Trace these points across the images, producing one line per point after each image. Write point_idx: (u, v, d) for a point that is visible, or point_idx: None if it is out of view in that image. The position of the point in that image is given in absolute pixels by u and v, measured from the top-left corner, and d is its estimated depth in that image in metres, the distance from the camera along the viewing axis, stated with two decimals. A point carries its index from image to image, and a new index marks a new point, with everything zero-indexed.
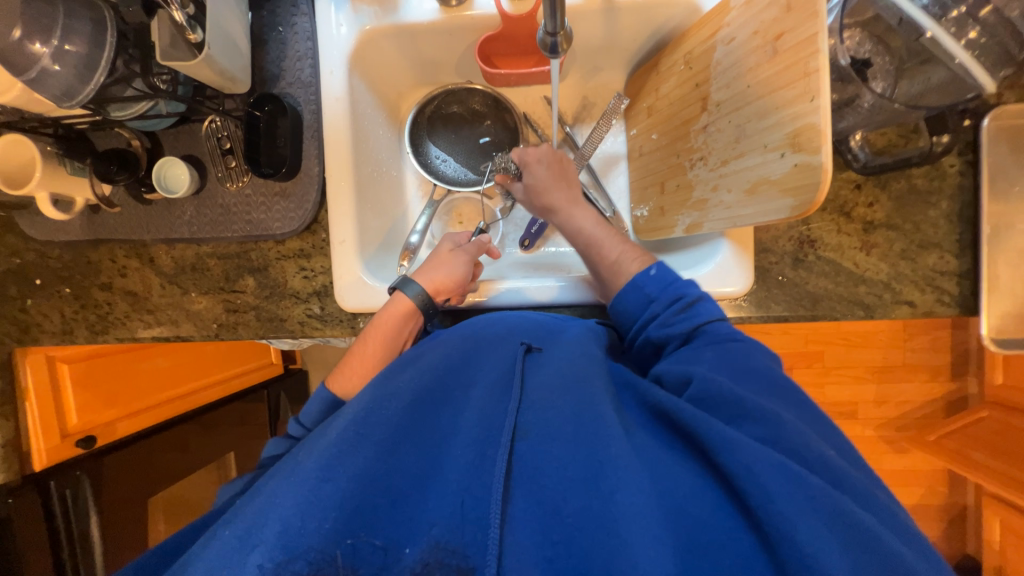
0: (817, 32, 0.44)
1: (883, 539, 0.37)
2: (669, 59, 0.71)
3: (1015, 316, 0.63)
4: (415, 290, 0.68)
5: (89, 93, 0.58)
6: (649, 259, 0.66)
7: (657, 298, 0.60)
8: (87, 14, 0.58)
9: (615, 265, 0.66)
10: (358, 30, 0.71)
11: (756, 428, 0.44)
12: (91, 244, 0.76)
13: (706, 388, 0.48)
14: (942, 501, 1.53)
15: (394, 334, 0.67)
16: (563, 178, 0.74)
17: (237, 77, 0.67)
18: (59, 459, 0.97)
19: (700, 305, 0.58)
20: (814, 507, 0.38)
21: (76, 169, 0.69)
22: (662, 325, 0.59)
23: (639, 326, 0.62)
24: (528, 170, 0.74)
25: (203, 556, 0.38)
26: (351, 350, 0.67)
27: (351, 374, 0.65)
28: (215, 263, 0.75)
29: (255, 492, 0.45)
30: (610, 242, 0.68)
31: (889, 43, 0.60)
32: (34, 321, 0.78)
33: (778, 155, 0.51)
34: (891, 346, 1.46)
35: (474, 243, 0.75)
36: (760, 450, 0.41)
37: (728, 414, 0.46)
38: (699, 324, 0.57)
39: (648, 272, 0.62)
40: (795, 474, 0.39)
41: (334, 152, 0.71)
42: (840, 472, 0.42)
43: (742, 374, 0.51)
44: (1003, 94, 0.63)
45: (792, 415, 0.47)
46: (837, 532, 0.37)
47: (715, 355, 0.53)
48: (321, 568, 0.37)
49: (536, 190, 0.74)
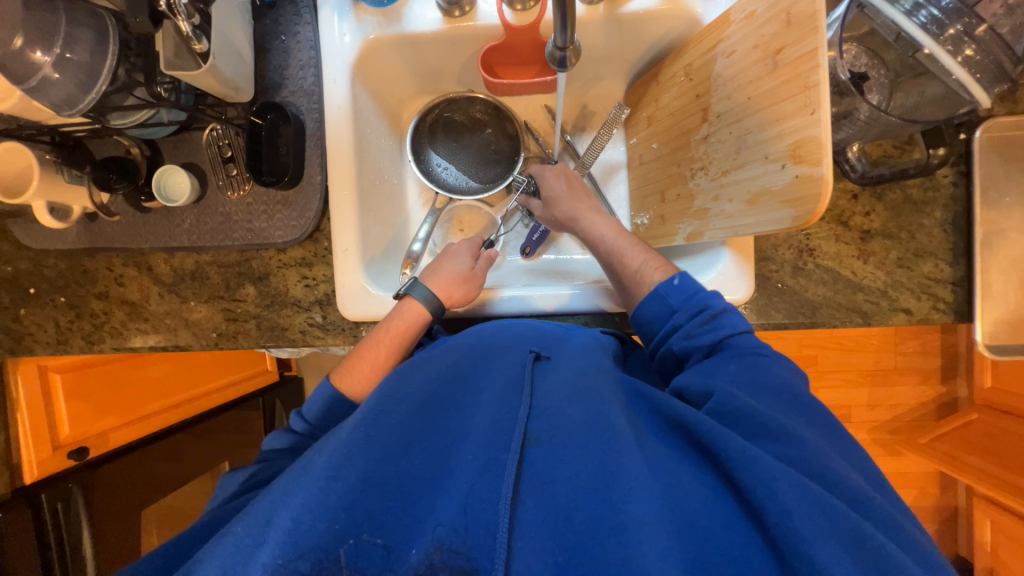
0: (817, 48, 0.46)
1: (897, 560, 0.37)
2: (669, 70, 0.72)
3: (1008, 324, 0.65)
4: (423, 293, 0.68)
5: (90, 102, 0.58)
6: (671, 268, 0.65)
7: (679, 310, 0.60)
8: (89, 22, 0.58)
9: (638, 273, 0.66)
10: (361, 39, 0.71)
11: (776, 446, 0.45)
12: (86, 252, 0.75)
13: (726, 402, 0.48)
14: (933, 502, 1.56)
15: (402, 338, 0.66)
16: (579, 190, 0.76)
17: (241, 87, 0.68)
18: (49, 470, 0.96)
19: (724, 317, 0.58)
20: (831, 529, 0.38)
21: (73, 176, 0.68)
22: (685, 337, 0.59)
23: (662, 336, 0.62)
24: (547, 185, 0.77)
25: (218, 552, 0.39)
26: (361, 354, 0.65)
27: (357, 375, 0.64)
28: (215, 271, 0.75)
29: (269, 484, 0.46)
30: (633, 250, 0.68)
31: (883, 57, 0.62)
32: (27, 331, 0.77)
33: (779, 167, 0.52)
34: (882, 350, 1.49)
35: (484, 257, 0.76)
36: (779, 467, 0.41)
37: (748, 430, 0.47)
38: (722, 337, 0.57)
39: (672, 282, 0.62)
40: (815, 496, 0.40)
41: (337, 160, 0.71)
42: (861, 495, 0.42)
43: (764, 389, 0.51)
44: (993, 107, 0.65)
45: (808, 431, 0.48)
46: (851, 553, 0.37)
47: (740, 367, 0.53)
48: (322, 568, 0.37)
49: (555, 204, 0.76)
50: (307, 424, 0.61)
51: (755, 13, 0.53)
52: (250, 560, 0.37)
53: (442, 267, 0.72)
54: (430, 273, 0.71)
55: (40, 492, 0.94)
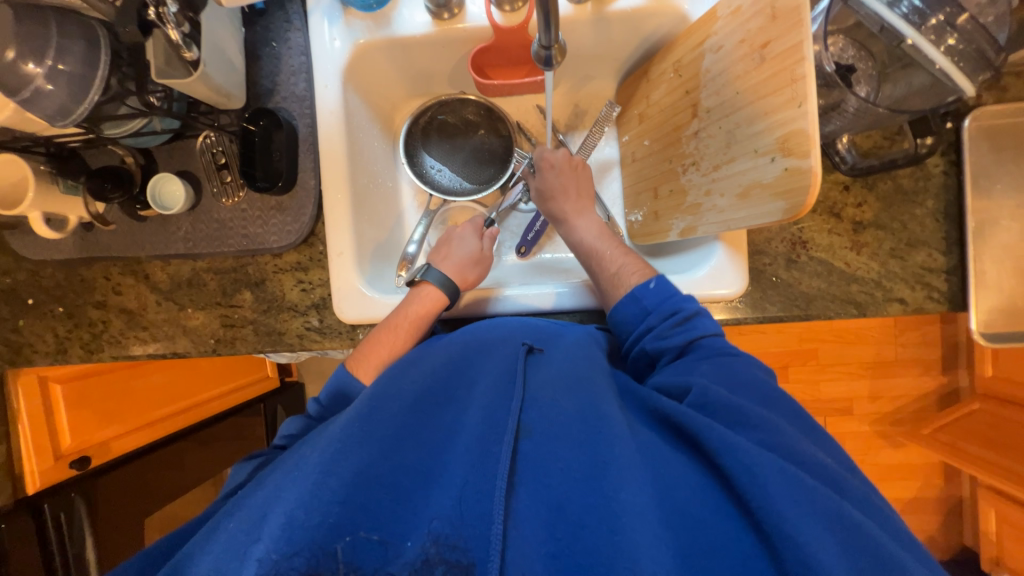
0: (802, 41, 0.46)
1: (880, 541, 0.38)
2: (659, 67, 0.73)
3: (1003, 311, 0.65)
4: (438, 276, 0.69)
5: (83, 112, 0.58)
6: (649, 271, 0.66)
7: (653, 311, 0.61)
8: (80, 33, 0.58)
9: (615, 276, 0.66)
10: (352, 44, 0.71)
11: (755, 433, 0.46)
12: (84, 262, 0.76)
13: (705, 398, 0.49)
14: (938, 493, 1.55)
15: (421, 322, 0.67)
16: (570, 184, 0.75)
17: (232, 94, 0.68)
18: (50, 481, 0.95)
19: (696, 320, 0.59)
20: (815, 511, 0.38)
21: (69, 187, 0.68)
22: (658, 337, 0.59)
23: (635, 337, 0.62)
24: (543, 175, 0.76)
25: (212, 550, 0.40)
26: (378, 339, 0.65)
27: (373, 360, 0.64)
28: (211, 278, 0.75)
29: (264, 480, 0.46)
30: (612, 254, 0.69)
31: (870, 49, 0.63)
32: (26, 342, 0.77)
33: (769, 160, 0.52)
34: (882, 342, 1.49)
35: (488, 236, 0.79)
36: (761, 453, 0.42)
37: (728, 419, 0.47)
38: (694, 337, 0.58)
39: (648, 285, 0.62)
40: (793, 477, 0.40)
41: (329, 163, 0.71)
42: (837, 476, 0.44)
43: (737, 386, 0.52)
44: (981, 96, 0.65)
45: (782, 419, 0.49)
46: (834, 533, 0.38)
47: (711, 368, 0.54)
48: (318, 564, 0.36)
49: (546, 197, 0.75)
50: (320, 406, 0.60)
51: (741, 8, 0.54)
52: (244, 558, 0.37)
53: (452, 251, 0.75)
54: (441, 257, 0.73)
55: (42, 502, 0.93)
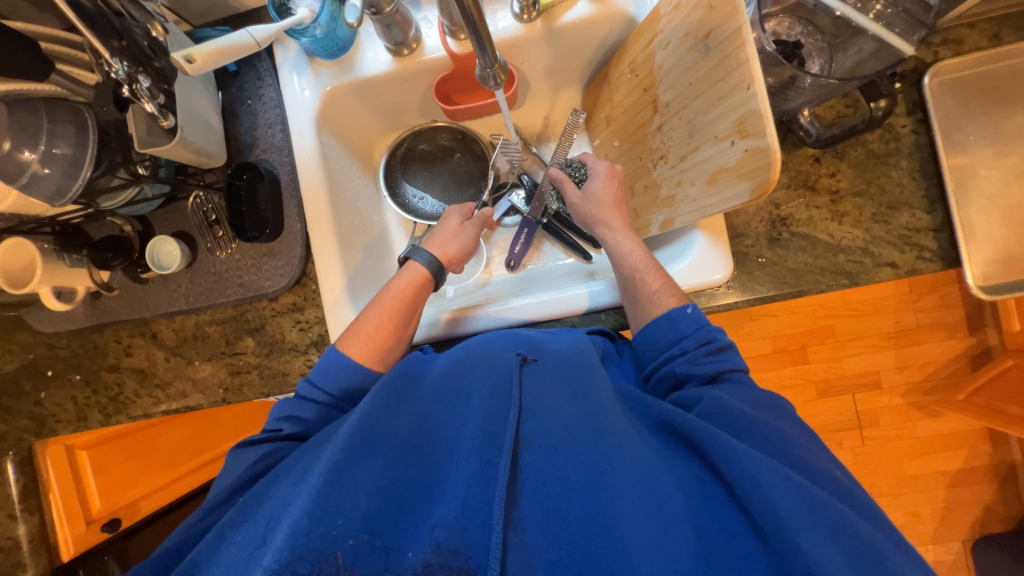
0: (740, 27, 0.48)
1: (877, 544, 0.38)
2: (617, 69, 0.74)
3: (1000, 262, 0.64)
4: (426, 257, 0.69)
5: (78, 187, 0.62)
6: (685, 297, 0.62)
7: (688, 336, 0.57)
8: (70, 118, 0.63)
9: (655, 295, 0.62)
10: (320, 91, 0.75)
11: (767, 443, 0.46)
12: (95, 329, 0.79)
13: (716, 407, 0.48)
14: (987, 461, 1.47)
15: (409, 303, 0.66)
16: (619, 202, 0.73)
17: (213, 152, 0.72)
18: (85, 546, 0.99)
19: (728, 352, 0.56)
20: (818, 519, 0.38)
21: (75, 260, 0.72)
22: (690, 362, 0.56)
23: (666, 357, 0.58)
24: (598, 181, 0.72)
25: (222, 559, 0.43)
26: (366, 315, 0.64)
27: (360, 337, 0.63)
28: (214, 328, 0.78)
29: (267, 489, 0.48)
30: (653, 273, 0.64)
31: (816, 23, 0.64)
32: (49, 413, 0.80)
33: (729, 143, 0.53)
34: (901, 309, 1.44)
35: (477, 217, 0.77)
36: (762, 458, 0.41)
37: (739, 428, 0.47)
38: (727, 369, 0.55)
39: (685, 309, 0.59)
40: (797, 483, 0.40)
41: (312, 205, 0.74)
42: (841, 484, 0.44)
43: (757, 403, 0.52)
44: (938, 51, 0.65)
45: (797, 432, 0.49)
46: (836, 540, 0.37)
47: (731, 391, 0.52)
48: (322, 569, 0.38)
49: (597, 204, 0.71)
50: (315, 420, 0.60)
51: (681, 4, 0.56)
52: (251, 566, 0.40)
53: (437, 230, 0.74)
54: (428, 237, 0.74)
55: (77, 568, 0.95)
